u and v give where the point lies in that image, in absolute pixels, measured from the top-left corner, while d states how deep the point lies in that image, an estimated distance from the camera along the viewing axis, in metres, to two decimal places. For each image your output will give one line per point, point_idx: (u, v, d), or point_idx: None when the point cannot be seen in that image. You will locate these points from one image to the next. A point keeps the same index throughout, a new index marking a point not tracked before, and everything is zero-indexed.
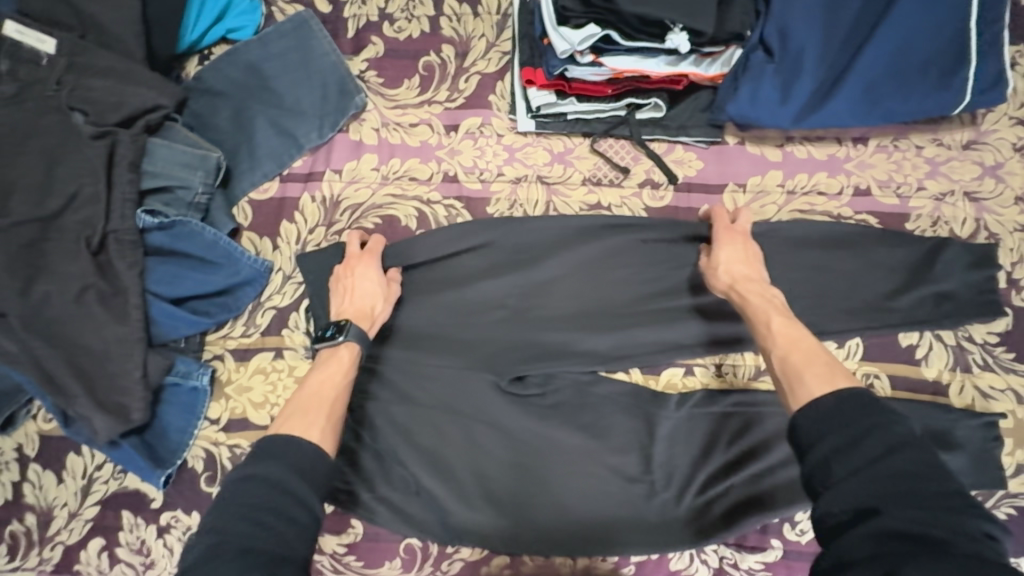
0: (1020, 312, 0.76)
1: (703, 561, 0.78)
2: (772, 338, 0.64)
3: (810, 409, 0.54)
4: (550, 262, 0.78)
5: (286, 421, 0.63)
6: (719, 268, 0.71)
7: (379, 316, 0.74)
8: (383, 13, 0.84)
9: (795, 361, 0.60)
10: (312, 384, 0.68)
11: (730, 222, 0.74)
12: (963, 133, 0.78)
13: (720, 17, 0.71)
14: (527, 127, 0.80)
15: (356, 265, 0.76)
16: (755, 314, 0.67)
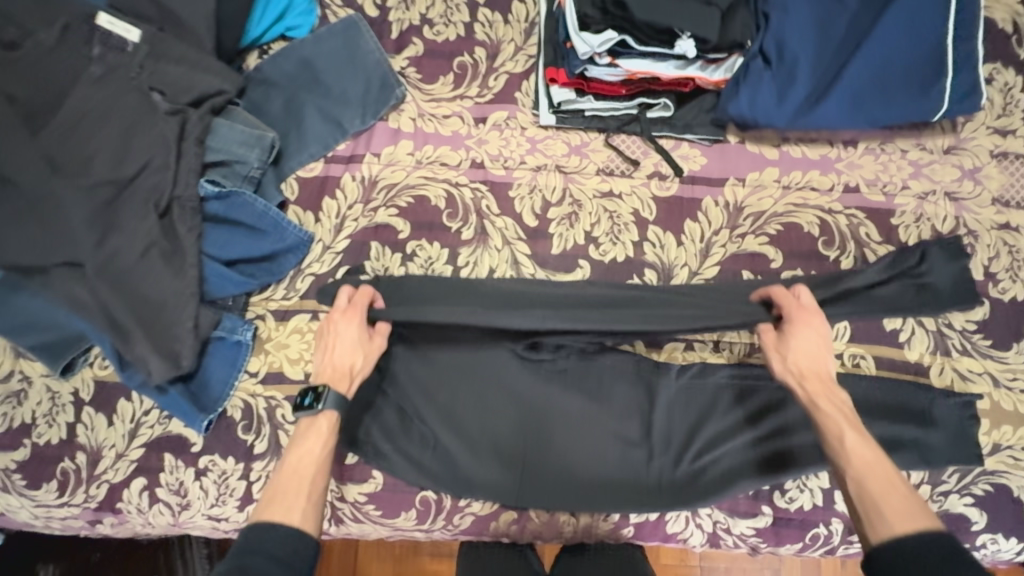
0: (996, 303, 0.82)
1: (698, 525, 0.84)
2: (847, 453, 0.67)
3: (895, 551, 0.59)
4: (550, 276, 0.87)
5: (265, 507, 0.69)
6: (789, 365, 0.73)
7: (357, 374, 0.79)
8: (423, 18, 0.94)
9: (872, 485, 0.64)
10: (290, 461, 0.73)
11: (797, 302, 0.76)
12: (944, 139, 0.86)
13: (723, 27, 0.81)
14: (548, 121, 0.90)
15: (337, 322, 0.80)
16: (828, 422, 0.69)
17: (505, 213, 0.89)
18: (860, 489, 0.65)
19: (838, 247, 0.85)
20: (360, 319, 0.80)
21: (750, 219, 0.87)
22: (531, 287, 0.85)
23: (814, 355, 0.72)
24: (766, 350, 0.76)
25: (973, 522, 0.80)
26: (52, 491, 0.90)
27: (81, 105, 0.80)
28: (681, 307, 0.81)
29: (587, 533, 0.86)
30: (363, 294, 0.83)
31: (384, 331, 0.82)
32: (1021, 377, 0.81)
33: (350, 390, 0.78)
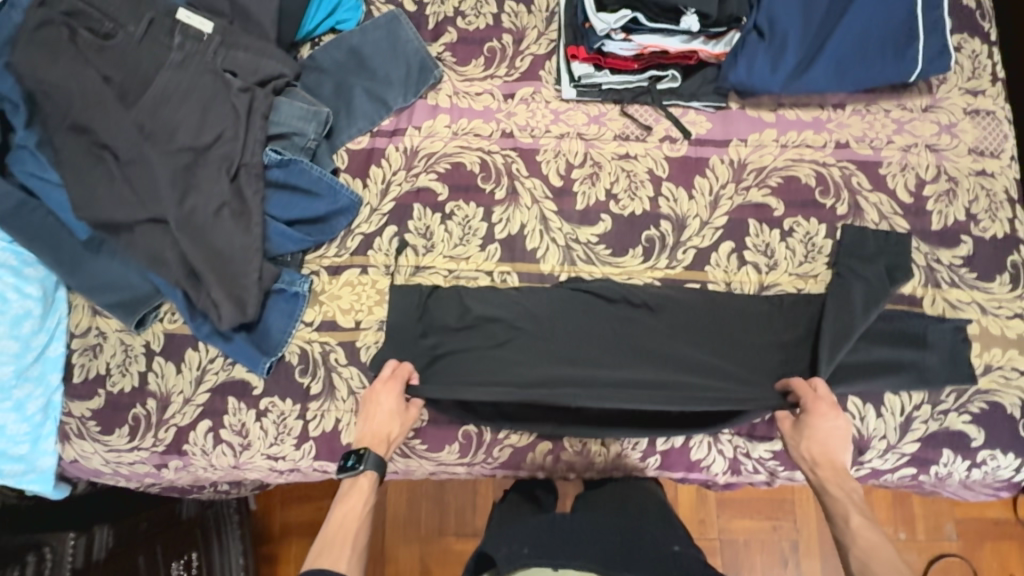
0: (978, 241, 0.92)
1: (719, 450, 0.92)
2: (852, 534, 0.77)
3: None
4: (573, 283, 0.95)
5: (317, 555, 0.80)
6: (803, 451, 0.84)
7: (394, 439, 0.89)
8: (457, 10, 1.07)
9: (873, 565, 0.74)
10: (336, 519, 0.84)
11: (815, 393, 0.85)
12: (922, 99, 0.97)
13: (721, 5, 0.94)
14: (570, 94, 1.01)
15: (379, 395, 0.89)
16: (836, 504, 0.80)
17: (533, 175, 1.00)
18: (862, 567, 0.74)
19: (833, 196, 0.95)
20: (399, 390, 0.89)
21: (753, 173, 0.97)
22: (562, 361, 0.92)
23: (827, 443, 0.83)
24: (785, 435, 0.86)
25: (974, 436, 0.88)
26: (124, 436, 0.98)
27: (167, 85, 0.93)
28: (693, 343, 0.92)
29: (617, 461, 0.94)
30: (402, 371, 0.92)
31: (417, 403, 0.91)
32: (1006, 306, 0.90)
33: (387, 452, 0.89)
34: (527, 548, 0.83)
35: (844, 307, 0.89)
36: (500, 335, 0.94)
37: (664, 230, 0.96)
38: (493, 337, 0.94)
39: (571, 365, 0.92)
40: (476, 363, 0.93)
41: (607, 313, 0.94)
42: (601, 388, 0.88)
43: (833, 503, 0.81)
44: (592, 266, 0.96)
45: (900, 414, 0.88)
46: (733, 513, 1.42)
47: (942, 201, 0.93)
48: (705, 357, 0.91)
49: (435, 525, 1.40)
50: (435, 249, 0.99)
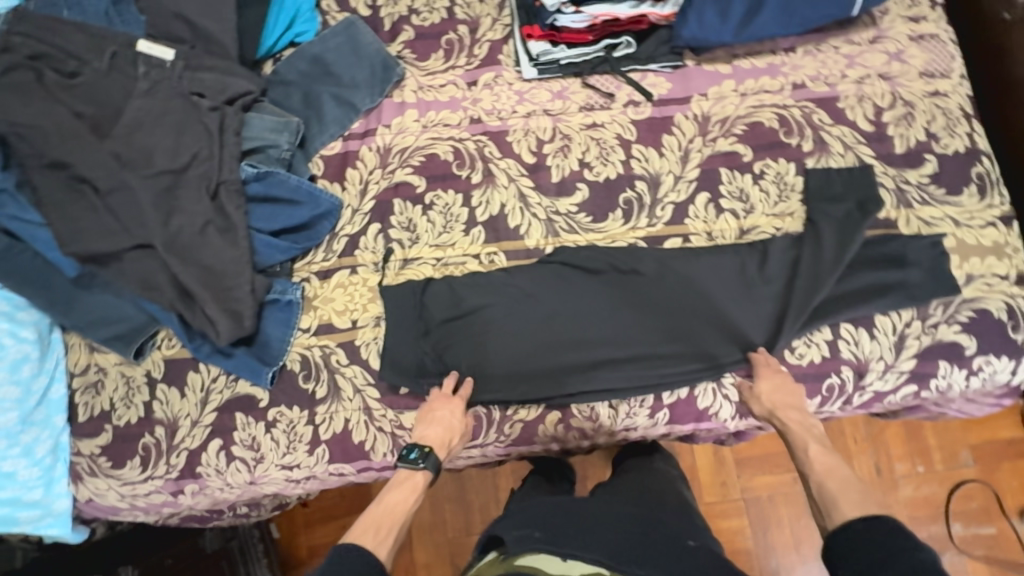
0: (942, 158, 0.95)
1: (725, 396, 0.93)
2: (811, 462, 0.85)
3: (844, 534, 0.73)
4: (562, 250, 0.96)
5: (361, 532, 0.79)
6: (763, 405, 0.89)
7: (453, 449, 0.90)
8: (410, 9, 1.10)
9: (830, 485, 0.81)
10: (385, 505, 0.84)
11: (765, 357, 0.90)
12: (868, 32, 1.00)
13: None
14: (531, 74, 1.04)
15: (445, 408, 0.90)
16: (796, 440, 0.87)
17: (506, 156, 1.02)
18: (821, 489, 0.81)
19: (798, 134, 0.98)
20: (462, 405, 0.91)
21: (718, 124, 1.00)
22: (563, 348, 0.93)
23: (781, 392, 0.88)
24: (743, 397, 0.91)
25: (967, 344, 0.90)
26: (136, 467, 0.98)
27: (138, 113, 0.95)
28: (692, 300, 0.93)
29: (627, 422, 0.94)
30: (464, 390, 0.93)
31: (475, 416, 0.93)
32: (976, 216, 0.93)
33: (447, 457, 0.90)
34: (538, 532, 0.83)
35: (814, 244, 0.92)
36: (494, 329, 0.93)
37: (640, 190, 0.99)
38: (489, 330, 0.93)
39: (570, 353, 0.93)
40: (475, 363, 0.93)
41: (600, 285, 0.94)
42: (600, 368, 0.92)
43: (794, 437, 0.87)
44: (575, 235, 0.98)
45: (893, 333, 0.90)
46: (754, 470, 1.43)
47: (902, 125, 0.96)
48: (699, 315, 0.93)
49: (460, 525, 1.40)
50: (420, 240, 1.00)
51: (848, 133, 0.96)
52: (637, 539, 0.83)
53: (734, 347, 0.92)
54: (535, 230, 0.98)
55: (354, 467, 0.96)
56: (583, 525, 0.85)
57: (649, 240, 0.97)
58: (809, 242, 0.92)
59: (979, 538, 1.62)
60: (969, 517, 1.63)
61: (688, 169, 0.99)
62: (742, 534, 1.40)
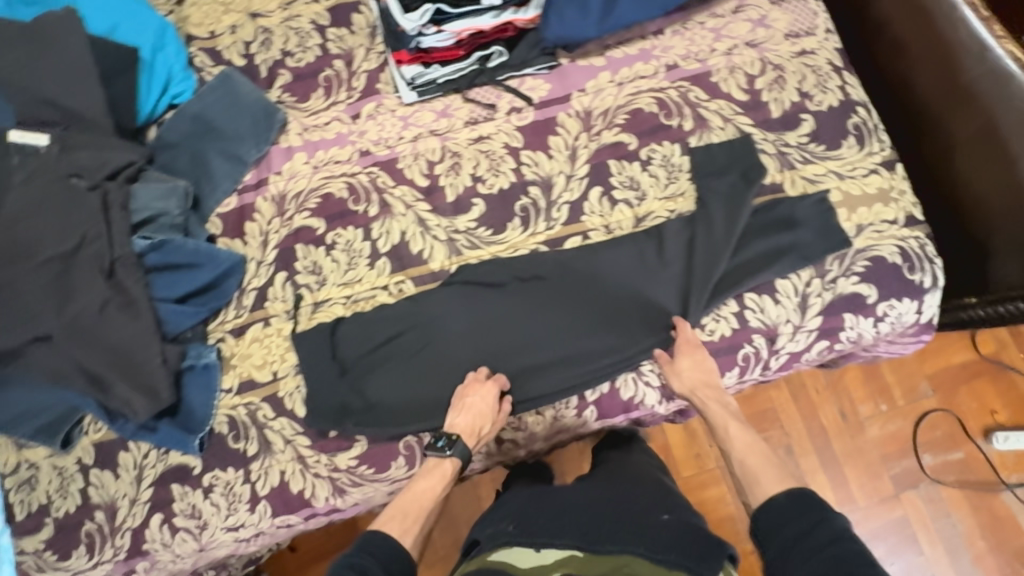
0: (818, 115, 0.96)
1: (646, 383, 0.94)
2: (732, 439, 0.94)
3: (769, 508, 0.82)
4: (465, 270, 0.96)
5: (389, 520, 0.84)
6: (683, 382, 0.90)
7: (483, 436, 0.89)
8: (283, 52, 1.09)
9: (750, 461, 0.91)
10: (415, 491, 0.87)
11: (688, 334, 0.91)
12: (730, 3, 1.01)
13: None
14: (411, 97, 1.04)
15: (476, 397, 0.89)
16: (716, 419, 0.96)
17: (400, 183, 1.03)
18: (744, 465, 0.91)
19: (677, 115, 0.99)
20: (496, 395, 0.89)
21: (601, 117, 1.01)
22: (486, 363, 0.93)
23: (699, 371, 0.90)
24: (664, 374, 0.92)
25: (869, 293, 0.91)
26: (82, 556, 0.97)
27: (19, 205, 0.94)
28: (603, 294, 0.94)
29: (558, 425, 0.95)
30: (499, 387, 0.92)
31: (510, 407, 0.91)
32: (858, 166, 0.94)
33: (475, 445, 0.89)
34: (512, 527, 0.85)
35: (706, 221, 0.93)
36: (416, 354, 0.94)
37: (534, 195, 0.99)
38: (410, 357, 0.94)
39: (495, 367, 0.93)
40: (401, 392, 0.93)
41: (511, 295, 0.94)
42: (527, 375, 0.93)
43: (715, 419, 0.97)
44: (477, 250, 0.98)
45: (796, 295, 0.92)
46: None
47: (775, 89, 0.97)
48: (613, 308, 0.94)
49: (450, 542, 1.41)
50: (327, 281, 1.00)
51: (724, 106, 0.98)
52: (610, 520, 0.83)
53: (649, 334, 0.93)
54: (438, 253, 0.99)
55: (300, 516, 0.96)
56: (555, 514, 0.86)
57: (550, 243, 0.97)
58: (703, 219, 0.94)
59: (950, 465, 1.65)
60: (937, 445, 1.67)
61: (578, 166, 1.00)
62: (725, 502, 1.42)
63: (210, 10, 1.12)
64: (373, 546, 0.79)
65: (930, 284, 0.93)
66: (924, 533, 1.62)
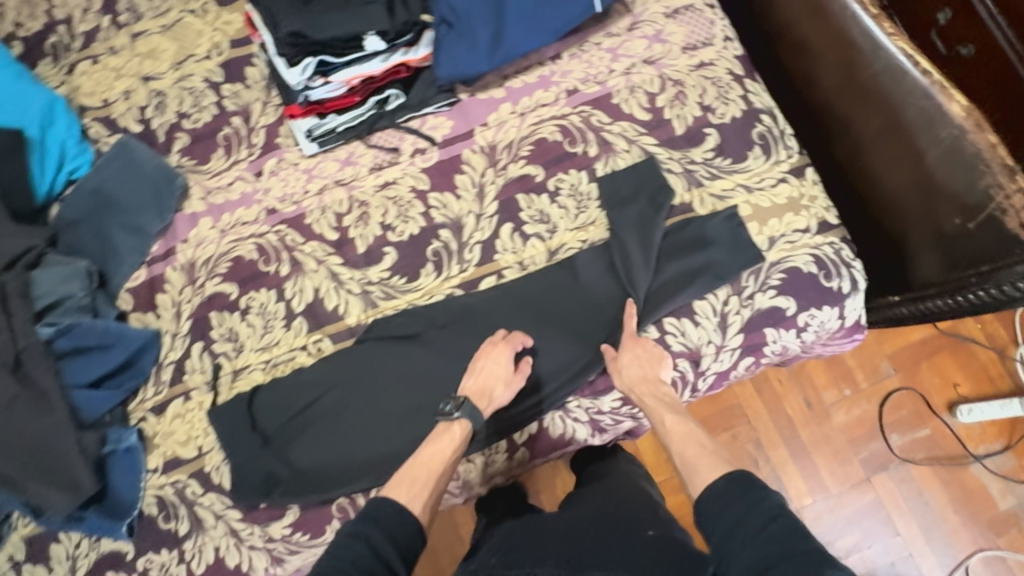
0: (721, 128, 0.94)
1: (575, 419, 0.93)
2: (670, 432, 0.85)
3: (710, 496, 0.75)
4: (378, 325, 0.94)
5: (400, 486, 0.80)
6: (625, 379, 0.87)
7: (496, 399, 0.87)
8: (179, 114, 1.06)
9: (690, 450, 0.82)
10: (424, 456, 0.83)
11: (632, 326, 0.89)
12: (624, 20, 0.99)
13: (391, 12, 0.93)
14: (311, 149, 1.01)
15: (492, 357, 0.87)
16: (653, 414, 0.86)
17: (309, 239, 1.00)
18: (684, 457, 0.82)
19: (581, 141, 0.97)
20: (510, 355, 0.88)
21: (505, 150, 0.99)
22: (412, 416, 0.92)
23: (646, 368, 0.87)
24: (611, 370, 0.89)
25: (787, 306, 0.90)
26: None
27: None
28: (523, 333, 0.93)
29: (490, 470, 0.93)
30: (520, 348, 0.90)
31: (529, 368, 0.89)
32: (766, 176, 0.93)
33: (486, 408, 0.87)
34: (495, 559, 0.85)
35: (618, 248, 0.92)
36: (336, 415, 0.92)
37: (445, 238, 0.97)
38: (329, 419, 0.92)
39: (423, 418, 0.91)
40: (324, 456, 0.92)
41: (428, 345, 0.93)
42: None
43: (651, 413, 0.86)
44: (392, 300, 0.96)
45: (714, 315, 0.91)
46: None
47: (676, 105, 0.95)
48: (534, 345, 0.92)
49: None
50: (245, 347, 0.98)
51: (626, 127, 0.96)
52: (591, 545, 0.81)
53: (574, 369, 0.91)
54: (353, 307, 0.97)
55: None
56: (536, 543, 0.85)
57: (465, 288, 0.95)
58: (615, 248, 0.92)
59: (918, 442, 1.64)
60: (903, 424, 1.65)
61: (488, 203, 0.98)
62: None
63: (101, 77, 1.09)
64: (380, 518, 0.75)
65: (849, 289, 0.92)
66: (898, 514, 1.61)
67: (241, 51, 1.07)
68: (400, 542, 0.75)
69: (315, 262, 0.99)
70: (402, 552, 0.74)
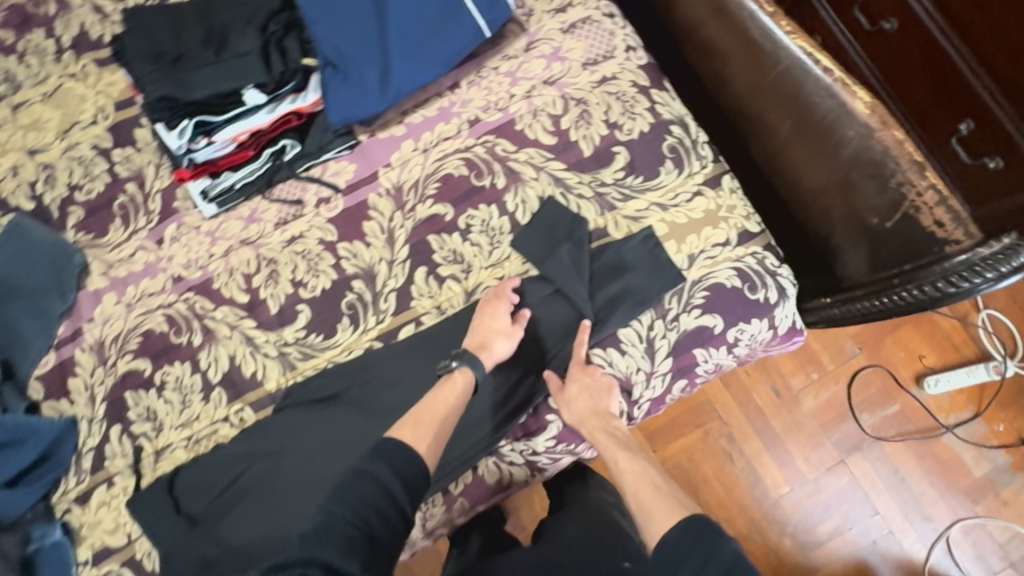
0: (630, 144, 0.91)
1: (510, 462, 0.90)
2: (622, 472, 0.80)
3: (662, 547, 0.68)
4: (295, 391, 0.91)
5: (404, 429, 0.76)
6: (573, 413, 0.83)
7: (494, 350, 0.84)
8: (70, 186, 1.01)
9: (644, 494, 0.75)
10: (429, 400, 0.80)
11: (580, 353, 0.86)
12: (520, 41, 0.95)
13: (266, 62, 0.93)
14: (211, 210, 0.96)
15: (489, 312, 0.86)
16: (605, 449, 0.81)
17: (220, 304, 0.96)
18: (637, 500, 0.76)
19: (488, 173, 0.92)
20: (505, 309, 0.86)
21: (412, 191, 0.94)
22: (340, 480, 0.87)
23: (596, 400, 0.84)
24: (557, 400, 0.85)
25: (716, 324, 0.87)
26: None
27: None
28: None
29: (432, 525, 0.90)
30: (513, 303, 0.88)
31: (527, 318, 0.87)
32: (680, 192, 0.90)
33: (485, 361, 0.84)
34: None
35: (540, 281, 0.90)
36: (260, 487, 0.88)
37: (359, 289, 0.93)
38: (255, 491, 0.88)
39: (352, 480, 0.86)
40: (248, 531, 0.86)
41: (347, 406, 0.89)
42: None
43: (603, 450, 0.81)
44: (310, 360, 0.92)
45: (641, 341, 0.87)
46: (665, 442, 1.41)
47: (581, 126, 0.92)
48: None
49: None
50: (164, 426, 0.94)
51: (533, 154, 0.92)
52: None
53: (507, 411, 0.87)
54: (272, 372, 0.93)
55: None
56: None
57: (385, 339, 0.92)
58: (546, 279, 0.89)
59: (891, 419, 1.42)
60: (874, 403, 1.43)
61: (401, 248, 0.93)
62: None
63: None
64: (387, 453, 0.71)
65: (776, 299, 0.89)
66: (875, 495, 1.38)
67: (128, 114, 1.02)
68: (407, 478, 0.71)
69: (229, 328, 0.95)
70: (408, 488, 0.71)
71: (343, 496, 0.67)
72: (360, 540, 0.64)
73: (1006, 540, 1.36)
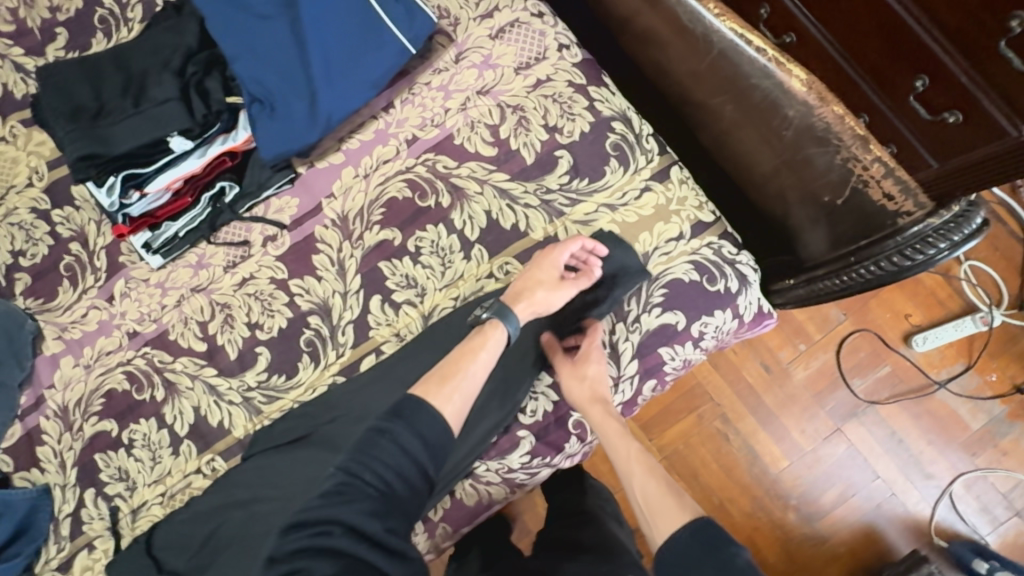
0: (572, 147, 0.89)
1: (488, 483, 0.87)
2: (631, 463, 0.82)
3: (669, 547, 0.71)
4: (261, 436, 0.89)
5: (435, 385, 0.76)
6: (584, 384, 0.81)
7: (539, 302, 0.82)
8: (13, 253, 0.98)
9: (652, 488, 0.79)
10: (458, 352, 0.80)
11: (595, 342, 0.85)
12: (449, 52, 0.94)
13: (188, 108, 0.92)
14: (157, 261, 0.95)
15: (551, 262, 0.83)
16: (616, 440, 0.82)
17: (179, 355, 0.94)
18: (644, 494, 0.79)
19: (432, 193, 0.90)
20: (559, 263, 0.83)
21: (357, 219, 0.92)
22: None
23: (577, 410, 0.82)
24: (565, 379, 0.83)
25: (681, 320, 0.86)
26: None
27: None
28: None
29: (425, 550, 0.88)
30: (587, 252, 0.85)
31: (592, 279, 0.84)
32: (627, 190, 0.89)
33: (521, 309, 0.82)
34: None
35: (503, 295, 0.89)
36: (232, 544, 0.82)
37: (316, 325, 0.92)
38: (230, 547, 0.82)
39: None
40: None
41: (311, 445, 0.86)
42: None
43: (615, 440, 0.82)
44: (276, 403, 0.91)
45: (604, 346, 0.86)
46: (662, 428, 1.39)
47: (520, 132, 0.90)
48: None
49: None
50: (138, 484, 0.92)
51: (475, 167, 0.90)
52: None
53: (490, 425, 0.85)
54: (239, 418, 0.92)
55: None
56: None
57: (348, 374, 0.90)
58: None
59: (881, 382, 1.39)
60: (863, 368, 1.39)
61: (355, 279, 0.91)
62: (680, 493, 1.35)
63: None
64: (412, 416, 0.70)
65: (738, 287, 0.87)
66: (875, 460, 1.36)
67: (63, 172, 1.00)
68: (429, 438, 0.70)
69: (191, 377, 0.93)
70: (430, 449, 0.71)
71: (362, 459, 0.67)
72: (378, 500, 0.65)
73: (1009, 489, 1.34)
